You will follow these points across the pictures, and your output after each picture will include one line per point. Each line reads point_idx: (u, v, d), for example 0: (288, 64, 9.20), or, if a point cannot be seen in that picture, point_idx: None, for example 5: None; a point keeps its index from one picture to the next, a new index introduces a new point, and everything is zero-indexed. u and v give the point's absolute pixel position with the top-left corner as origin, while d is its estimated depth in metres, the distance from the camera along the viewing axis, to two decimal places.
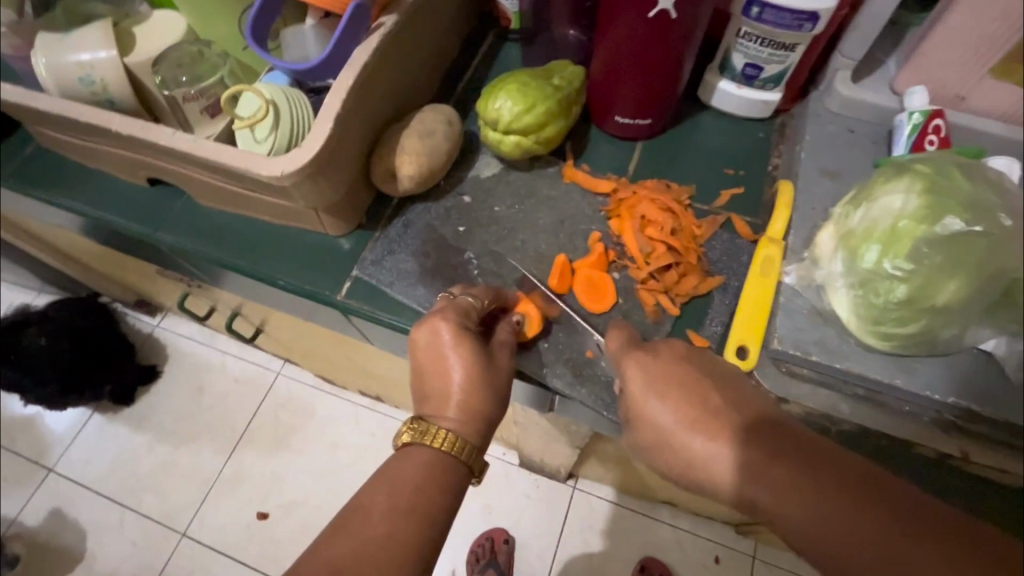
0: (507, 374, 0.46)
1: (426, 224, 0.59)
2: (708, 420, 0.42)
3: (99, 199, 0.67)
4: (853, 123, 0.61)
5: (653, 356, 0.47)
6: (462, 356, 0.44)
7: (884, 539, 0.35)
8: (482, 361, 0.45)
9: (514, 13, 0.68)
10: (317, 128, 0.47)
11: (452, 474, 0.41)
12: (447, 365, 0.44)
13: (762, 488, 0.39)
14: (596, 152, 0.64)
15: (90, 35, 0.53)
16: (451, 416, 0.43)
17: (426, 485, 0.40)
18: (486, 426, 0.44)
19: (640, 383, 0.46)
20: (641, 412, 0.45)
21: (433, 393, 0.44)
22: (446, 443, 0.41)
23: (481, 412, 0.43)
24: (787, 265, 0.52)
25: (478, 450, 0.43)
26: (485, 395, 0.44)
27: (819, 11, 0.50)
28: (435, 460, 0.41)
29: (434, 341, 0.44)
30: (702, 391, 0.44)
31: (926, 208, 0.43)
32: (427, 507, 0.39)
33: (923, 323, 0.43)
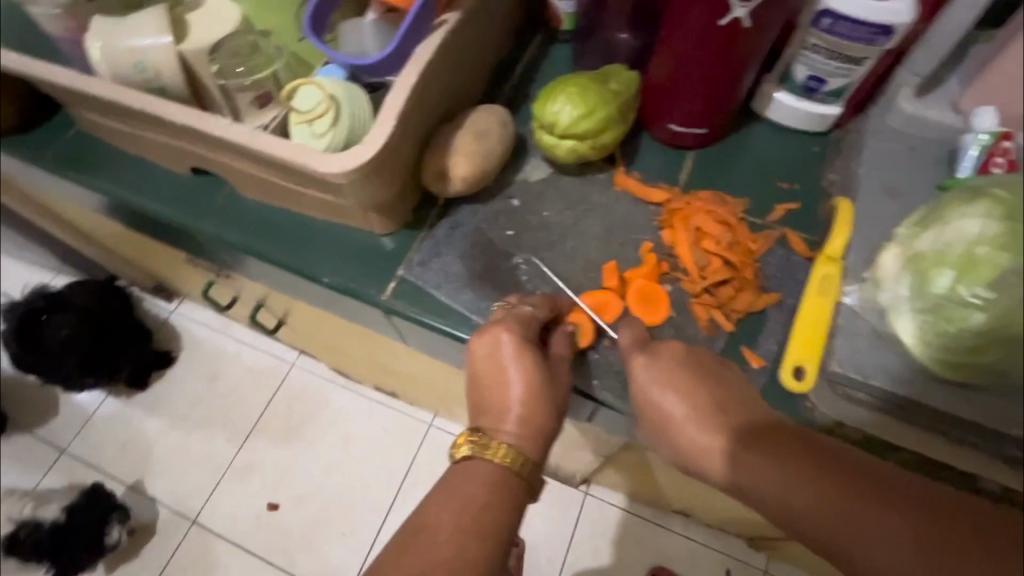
0: (566, 388, 0.46)
1: (473, 226, 0.58)
2: (710, 415, 0.46)
3: (139, 186, 0.66)
4: (913, 141, 0.59)
5: (660, 354, 0.48)
6: (524, 369, 0.43)
7: (832, 497, 0.42)
8: (542, 374, 0.44)
9: (566, 15, 0.67)
10: (379, 126, 0.46)
11: (512, 489, 0.41)
12: (508, 379, 0.43)
13: (760, 478, 0.43)
14: (646, 159, 0.63)
15: (145, 21, 0.52)
16: (510, 430, 0.42)
17: (488, 503, 0.40)
18: (544, 440, 0.43)
19: (648, 379, 0.48)
20: (653, 407, 0.47)
21: (491, 406, 0.44)
22: (505, 459, 0.41)
23: (541, 427, 0.43)
24: (846, 285, 0.51)
25: (537, 465, 0.43)
26: (546, 409, 0.43)
27: (895, 25, 0.49)
28: (496, 475, 0.41)
29: (495, 352, 0.44)
30: (691, 382, 0.47)
31: (1005, 235, 0.41)
32: (490, 526, 0.39)
33: (998, 353, 0.42)
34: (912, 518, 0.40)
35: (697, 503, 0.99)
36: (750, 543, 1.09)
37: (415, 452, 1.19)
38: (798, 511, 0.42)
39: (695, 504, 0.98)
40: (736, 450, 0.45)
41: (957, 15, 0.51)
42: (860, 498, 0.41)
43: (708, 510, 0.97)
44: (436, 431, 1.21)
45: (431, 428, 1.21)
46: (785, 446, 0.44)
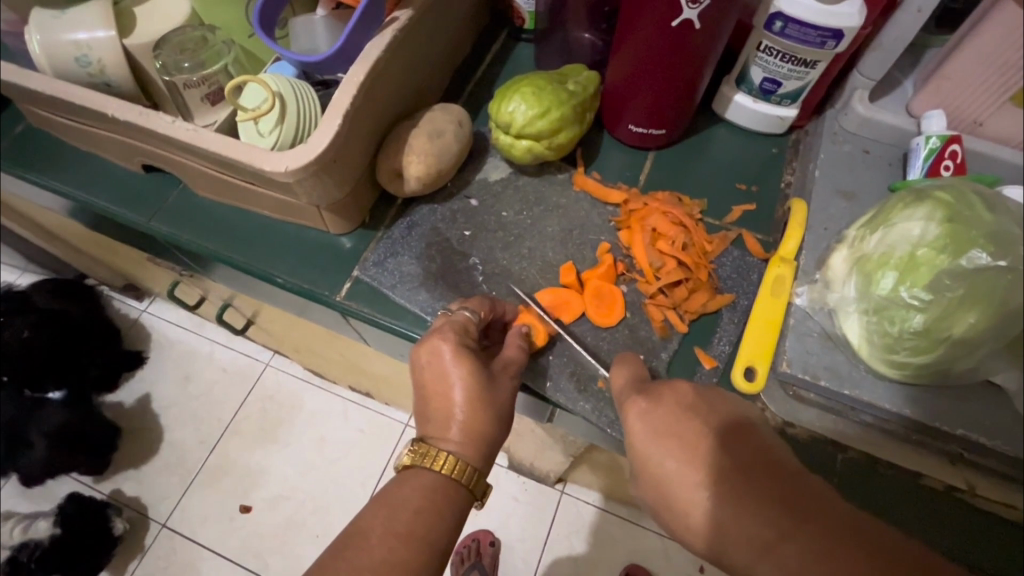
0: (511, 392, 0.45)
1: (431, 226, 0.58)
2: (718, 481, 0.40)
3: (90, 184, 0.65)
4: (867, 144, 0.60)
5: (655, 402, 0.44)
6: (462, 376, 0.43)
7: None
8: (483, 380, 0.44)
9: (528, 13, 0.67)
10: (326, 124, 0.46)
11: (453, 498, 0.41)
12: (449, 387, 0.43)
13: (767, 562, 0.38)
14: (606, 159, 0.63)
15: (88, 14, 0.51)
16: (453, 438, 0.42)
17: (426, 510, 0.40)
18: (489, 449, 0.43)
19: (643, 430, 0.43)
20: (652, 465, 0.42)
21: (435, 414, 0.43)
22: (446, 466, 0.41)
23: (484, 433, 0.43)
24: (797, 286, 0.52)
25: (480, 473, 0.42)
26: (489, 416, 0.43)
27: (843, 29, 0.49)
28: (435, 483, 0.41)
29: (436, 361, 0.44)
30: (695, 435, 0.42)
31: (945, 237, 0.42)
32: (426, 534, 0.39)
33: (939, 354, 0.43)
34: None
35: None
36: None
37: (388, 452, 1.18)
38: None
39: None
40: (743, 527, 0.38)
41: (905, 20, 0.52)
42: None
43: None
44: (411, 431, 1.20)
45: (406, 429, 1.20)
46: (810, 527, 0.37)
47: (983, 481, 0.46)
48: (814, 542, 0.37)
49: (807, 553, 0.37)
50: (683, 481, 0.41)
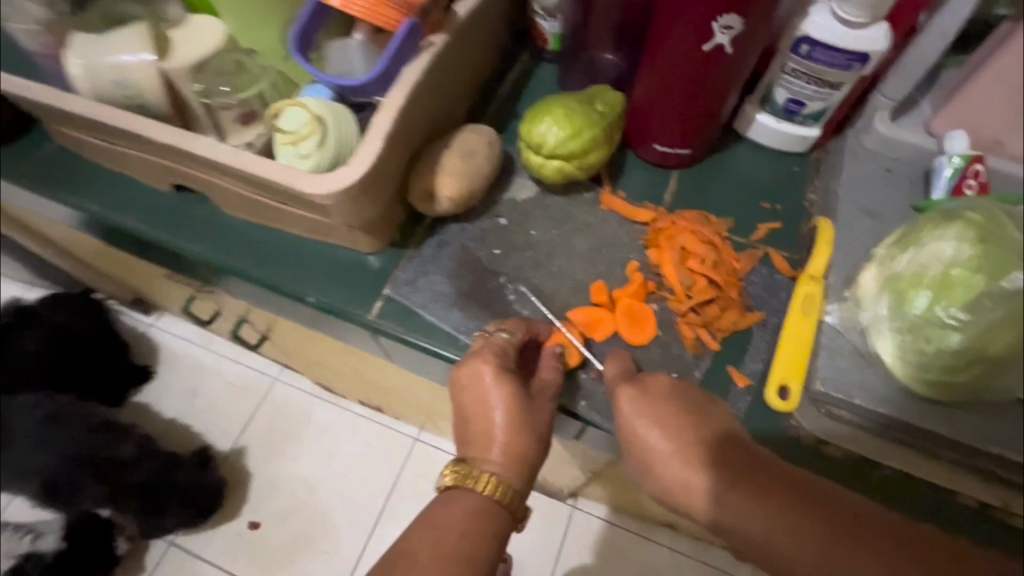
0: (550, 413, 0.46)
1: (460, 245, 0.58)
2: (698, 456, 0.45)
3: (119, 202, 0.65)
4: (888, 163, 0.61)
5: (645, 391, 0.47)
6: (505, 398, 0.43)
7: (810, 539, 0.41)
8: (523, 401, 0.44)
9: (552, 34, 0.67)
10: (366, 147, 0.47)
11: (495, 518, 0.42)
12: (492, 409, 0.43)
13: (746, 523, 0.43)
14: (631, 178, 0.64)
15: (127, 37, 0.52)
16: (496, 460, 0.43)
17: (471, 530, 0.40)
18: (530, 470, 0.43)
19: (634, 416, 0.47)
20: (644, 448, 0.46)
21: (475, 435, 0.44)
22: (489, 487, 0.41)
23: (525, 455, 0.43)
24: (828, 304, 0.52)
25: (522, 495, 0.43)
26: (529, 437, 0.43)
27: (869, 52, 0.51)
28: (478, 503, 0.41)
29: (477, 383, 0.44)
30: (676, 417, 0.46)
31: (981, 258, 0.42)
32: (471, 556, 0.39)
33: (974, 372, 0.43)
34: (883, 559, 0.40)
35: None
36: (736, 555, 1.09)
37: (400, 467, 1.18)
38: (785, 552, 0.42)
39: None
40: (720, 492, 0.43)
41: (927, 44, 0.53)
42: (850, 547, 0.40)
43: None
44: (421, 447, 1.20)
45: (417, 443, 1.19)
46: (776, 489, 0.43)
47: (1016, 497, 0.47)
48: (783, 502, 0.42)
49: (777, 509, 0.42)
50: (666, 460, 0.45)
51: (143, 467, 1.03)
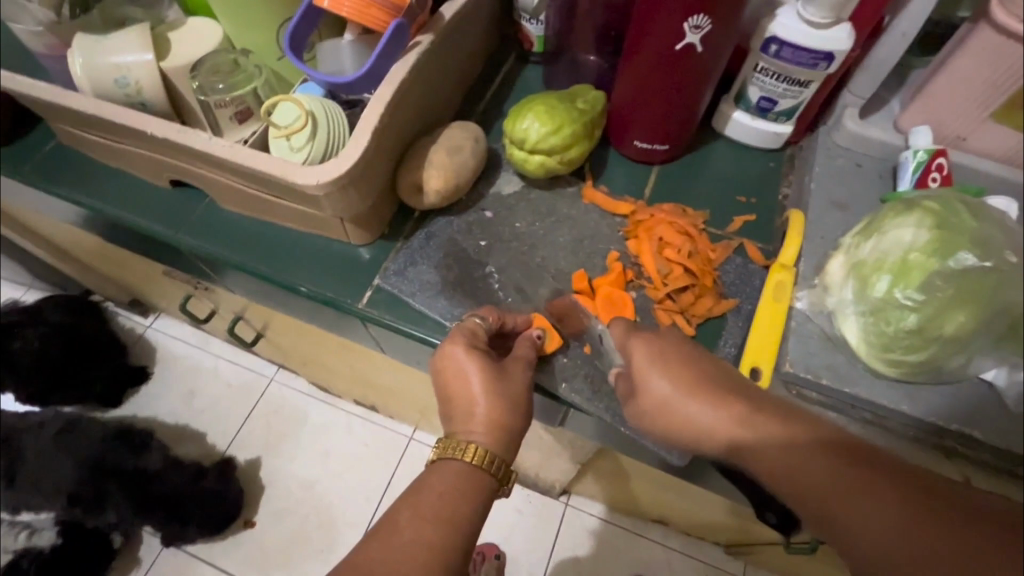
0: (526, 384, 0.48)
1: (448, 237, 0.61)
2: (705, 392, 0.46)
3: (119, 198, 0.67)
4: (859, 158, 0.64)
5: (655, 335, 0.49)
6: (479, 371, 0.46)
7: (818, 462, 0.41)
8: (499, 375, 0.47)
9: (536, 37, 0.70)
10: (355, 140, 0.49)
11: (479, 484, 0.44)
12: (469, 384, 0.46)
13: (757, 453, 0.43)
14: (613, 173, 0.66)
15: (128, 38, 0.54)
16: (477, 430, 0.45)
17: (454, 495, 0.43)
18: (511, 438, 0.46)
19: (640, 361, 0.48)
20: (649, 390, 0.47)
21: (457, 411, 0.46)
22: (472, 456, 0.44)
23: (505, 423, 0.45)
24: (798, 291, 0.54)
25: (504, 461, 0.45)
26: (508, 407, 0.46)
27: (834, 52, 0.53)
28: (463, 471, 0.44)
29: (453, 360, 0.47)
30: (685, 357, 0.48)
31: (933, 242, 0.45)
32: (454, 518, 0.42)
33: (930, 351, 0.46)
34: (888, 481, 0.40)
35: (672, 511, 1.01)
36: (727, 550, 1.11)
37: (394, 464, 1.19)
38: (800, 485, 0.41)
39: (671, 512, 1.00)
40: (733, 421, 0.44)
41: (890, 44, 0.56)
42: (862, 474, 0.40)
43: (682, 517, 0.99)
44: (416, 444, 1.22)
45: (411, 441, 1.21)
46: (786, 421, 0.43)
47: (977, 472, 0.49)
48: (792, 432, 0.42)
49: (788, 441, 0.42)
50: (674, 399, 0.46)
51: (173, 478, 1.09)
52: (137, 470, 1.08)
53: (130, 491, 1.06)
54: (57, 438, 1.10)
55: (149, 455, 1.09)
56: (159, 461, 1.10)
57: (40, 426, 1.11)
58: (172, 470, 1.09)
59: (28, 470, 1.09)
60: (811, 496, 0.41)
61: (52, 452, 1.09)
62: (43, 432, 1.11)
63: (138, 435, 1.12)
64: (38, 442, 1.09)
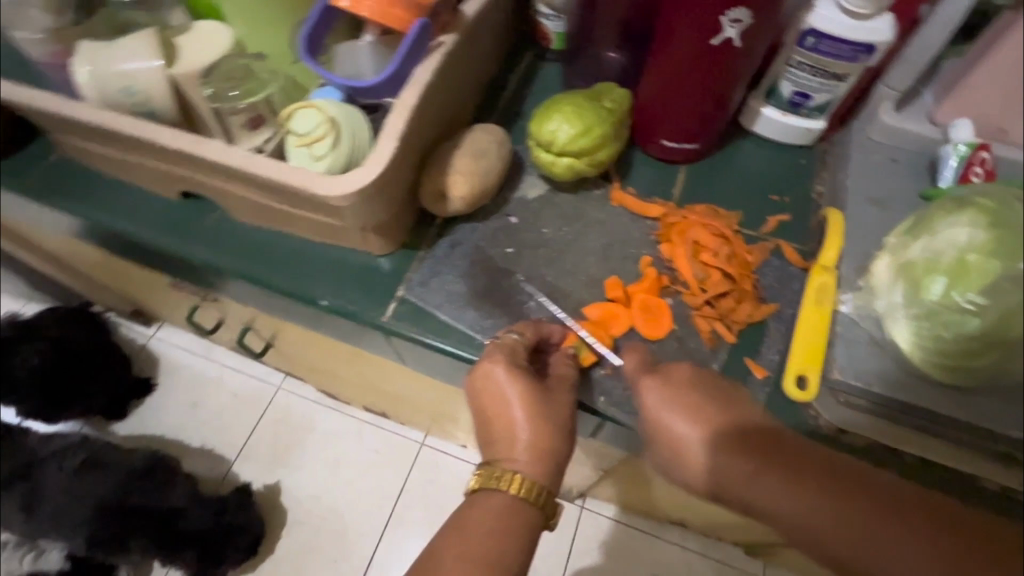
0: (568, 407, 0.47)
1: (472, 244, 0.58)
2: (721, 435, 0.46)
3: (127, 211, 0.65)
4: (894, 153, 0.62)
5: (671, 375, 0.48)
6: (520, 398, 0.45)
7: (825, 507, 0.42)
8: (541, 398, 0.46)
9: (554, 33, 0.68)
10: (380, 147, 0.46)
11: (525, 515, 0.44)
12: (509, 411, 0.46)
13: (776, 498, 0.43)
14: (640, 174, 0.64)
15: (135, 43, 0.51)
16: (519, 458, 0.45)
17: (498, 531, 0.43)
18: (556, 465, 0.46)
19: (659, 403, 0.47)
20: (664, 431, 0.47)
21: (499, 436, 0.46)
22: (516, 486, 0.44)
23: (549, 450, 0.45)
24: (841, 294, 0.52)
25: (549, 490, 0.45)
26: (552, 432, 0.45)
27: (875, 43, 0.51)
28: (509, 503, 0.44)
29: (490, 387, 0.46)
30: (702, 404, 0.47)
31: (994, 242, 0.43)
32: (500, 556, 0.42)
33: (994, 356, 0.44)
34: (893, 523, 0.41)
35: (693, 514, 0.99)
36: (747, 550, 1.09)
37: (407, 473, 1.17)
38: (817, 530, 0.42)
39: (692, 514, 0.97)
40: (744, 468, 0.44)
41: (931, 33, 0.54)
42: (863, 517, 0.41)
43: (704, 519, 0.97)
44: (428, 450, 1.19)
45: (424, 448, 1.19)
46: (797, 466, 0.44)
47: None
48: (808, 477, 0.43)
49: (804, 483, 0.43)
50: (693, 446, 0.46)
51: (198, 513, 1.03)
52: (161, 506, 1.02)
53: (154, 529, 1.01)
54: (78, 473, 1.02)
55: (172, 490, 1.04)
56: (183, 496, 1.04)
57: (58, 457, 1.05)
58: (196, 505, 1.04)
59: (49, 508, 1.01)
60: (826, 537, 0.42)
61: (71, 489, 1.01)
62: (61, 466, 1.04)
63: (159, 470, 1.05)
64: (58, 476, 1.02)
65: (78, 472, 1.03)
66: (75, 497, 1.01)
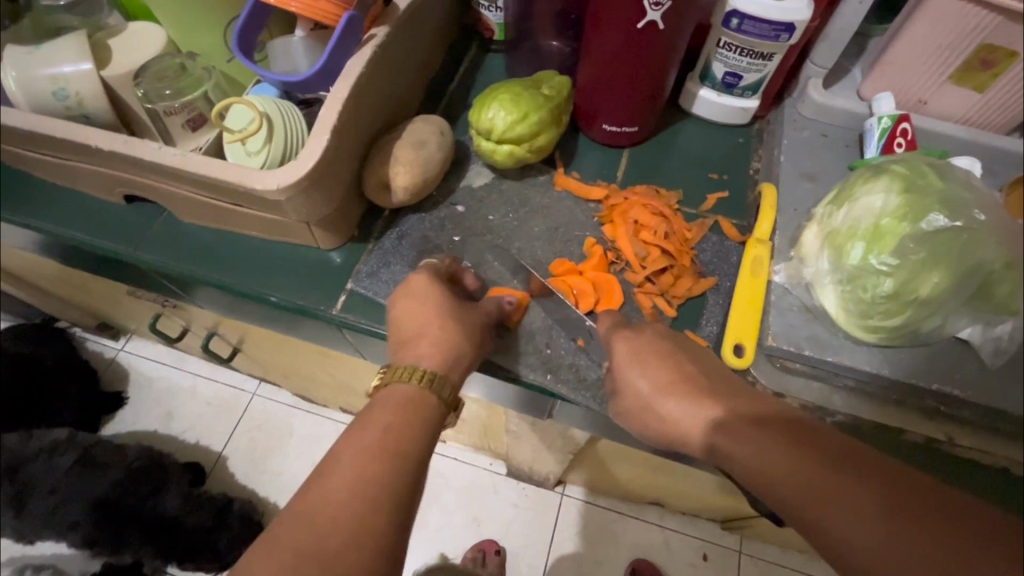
0: (477, 316, 0.51)
1: (420, 234, 0.59)
2: (688, 390, 0.45)
3: (71, 219, 0.64)
4: (825, 128, 0.64)
5: (638, 333, 0.49)
6: (438, 303, 0.50)
7: (796, 463, 0.39)
8: (453, 306, 0.51)
9: (497, 24, 0.68)
10: (315, 140, 0.47)
11: (427, 407, 0.46)
12: (421, 311, 0.50)
13: (739, 450, 0.41)
14: (584, 159, 0.66)
15: (64, 45, 0.51)
16: (425, 353, 0.48)
17: (398, 422, 0.45)
18: (457, 366, 0.48)
19: (626, 354, 0.48)
20: (627, 385, 0.47)
21: (408, 338, 0.49)
22: (421, 377, 0.47)
23: (455, 351, 0.49)
24: (775, 264, 0.55)
25: (450, 386, 0.48)
26: (460, 335, 0.49)
27: (794, 22, 0.53)
28: (413, 392, 0.46)
29: (409, 292, 0.51)
30: (680, 361, 0.47)
31: (904, 206, 0.46)
32: (394, 446, 0.43)
33: (907, 315, 0.46)
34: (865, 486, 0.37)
35: (667, 493, 1.01)
36: (723, 525, 1.12)
37: None
38: (782, 487, 0.39)
39: (666, 493, 1.00)
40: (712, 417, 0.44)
41: (848, 11, 0.56)
42: (833, 476, 0.38)
43: (677, 496, 1.00)
44: None
45: None
46: (767, 421, 0.42)
47: (958, 430, 0.49)
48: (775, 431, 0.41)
49: (769, 436, 0.41)
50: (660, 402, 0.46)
51: (196, 516, 1.01)
52: (159, 512, 1.00)
53: (151, 535, 0.99)
54: (74, 471, 0.99)
55: (171, 494, 1.01)
56: (181, 500, 1.02)
57: (47, 452, 1.00)
58: (194, 508, 1.02)
59: (42, 504, 0.97)
60: (798, 501, 0.39)
61: (63, 490, 0.98)
62: (53, 463, 0.99)
63: (156, 473, 1.02)
64: (50, 476, 0.98)
65: (71, 472, 0.99)
66: (67, 499, 0.97)
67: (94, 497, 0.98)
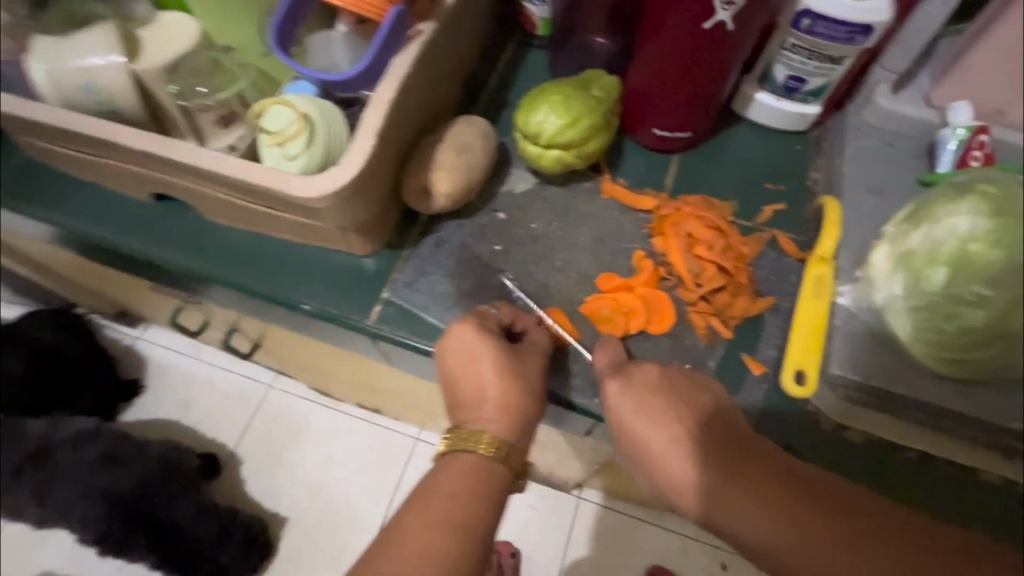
0: (541, 375, 0.47)
1: (460, 243, 0.56)
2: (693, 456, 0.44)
3: (97, 215, 0.62)
4: (891, 137, 0.59)
5: (640, 378, 0.47)
6: (492, 360, 0.45)
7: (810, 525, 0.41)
8: (509, 360, 0.46)
9: (540, 19, 0.65)
10: (358, 146, 0.44)
11: (496, 475, 0.43)
12: (479, 369, 0.45)
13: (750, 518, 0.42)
14: (630, 165, 0.62)
15: (93, 37, 0.48)
16: (488, 418, 0.44)
17: (464, 494, 0.41)
18: (525, 422, 0.45)
19: (626, 409, 0.46)
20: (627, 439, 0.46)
21: (468, 398, 0.45)
22: (488, 447, 0.43)
23: (517, 409, 0.44)
24: (840, 285, 0.51)
25: (517, 449, 0.44)
26: (523, 392, 0.45)
27: (873, 24, 0.49)
28: (479, 462, 0.43)
29: (463, 348, 0.46)
30: (681, 418, 0.45)
31: (997, 232, 0.41)
32: (466, 520, 0.40)
33: (993, 348, 0.43)
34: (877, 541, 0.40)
35: None
36: None
37: (401, 470, 1.10)
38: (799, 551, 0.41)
39: None
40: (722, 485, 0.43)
41: (929, 12, 0.51)
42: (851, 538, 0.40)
43: None
44: (423, 445, 1.11)
45: (417, 444, 1.11)
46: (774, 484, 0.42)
47: None
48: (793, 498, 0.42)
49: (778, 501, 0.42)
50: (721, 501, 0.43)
51: (205, 527, 0.98)
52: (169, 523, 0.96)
53: (159, 542, 0.97)
54: (96, 465, 0.98)
55: (183, 503, 0.98)
56: (192, 510, 0.98)
57: (73, 442, 1.00)
58: (204, 520, 0.98)
59: (63, 495, 0.98)
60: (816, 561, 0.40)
61: (86, 482, 0.98)
62: (78, 455, 0.99)
63: (172, 479, 0.99)
64: (74, 467, 0.98)
65: (96, 464, 0.99)
66: (86, 491, 0.97)
67: (111, 495, 0.97)
